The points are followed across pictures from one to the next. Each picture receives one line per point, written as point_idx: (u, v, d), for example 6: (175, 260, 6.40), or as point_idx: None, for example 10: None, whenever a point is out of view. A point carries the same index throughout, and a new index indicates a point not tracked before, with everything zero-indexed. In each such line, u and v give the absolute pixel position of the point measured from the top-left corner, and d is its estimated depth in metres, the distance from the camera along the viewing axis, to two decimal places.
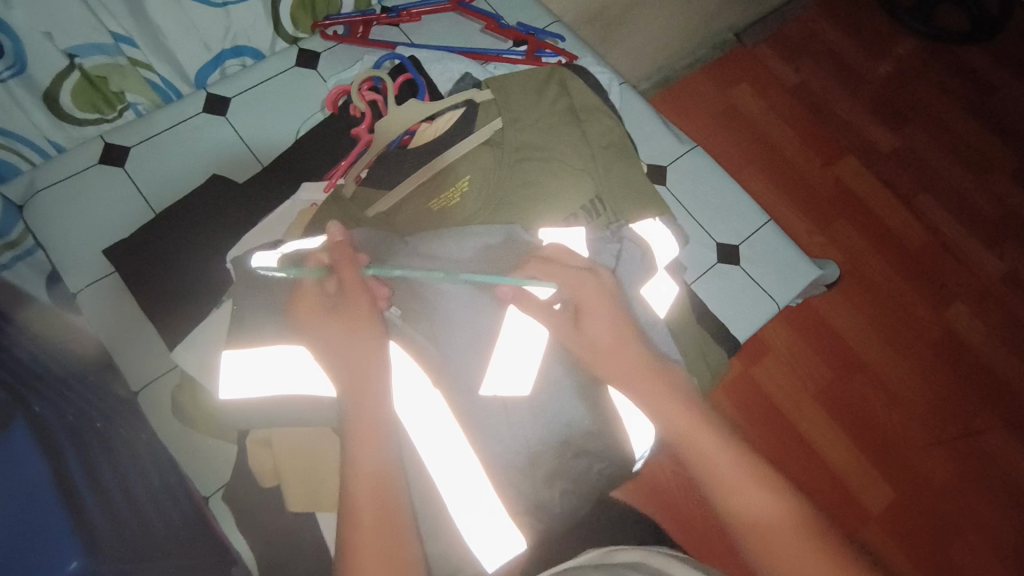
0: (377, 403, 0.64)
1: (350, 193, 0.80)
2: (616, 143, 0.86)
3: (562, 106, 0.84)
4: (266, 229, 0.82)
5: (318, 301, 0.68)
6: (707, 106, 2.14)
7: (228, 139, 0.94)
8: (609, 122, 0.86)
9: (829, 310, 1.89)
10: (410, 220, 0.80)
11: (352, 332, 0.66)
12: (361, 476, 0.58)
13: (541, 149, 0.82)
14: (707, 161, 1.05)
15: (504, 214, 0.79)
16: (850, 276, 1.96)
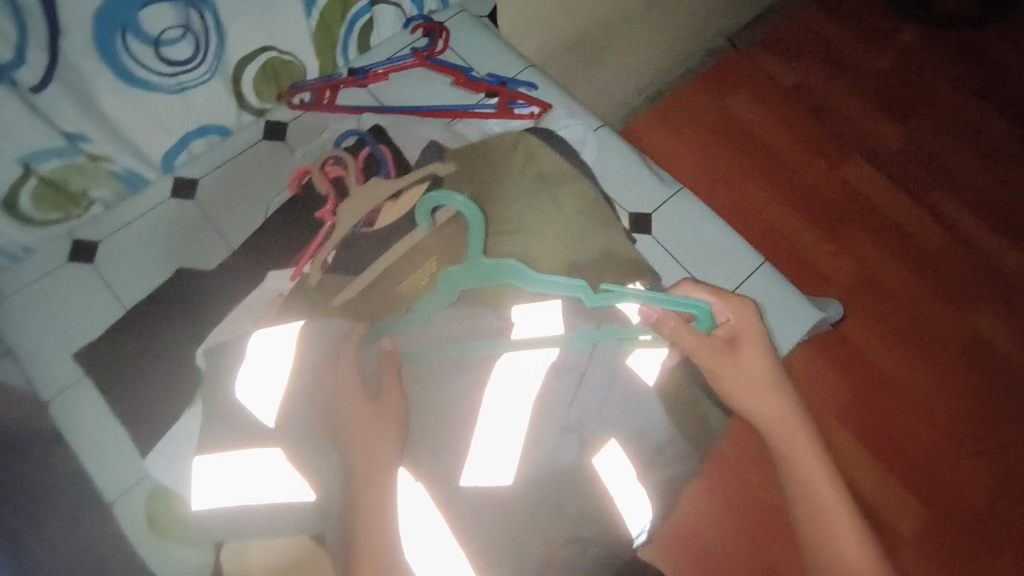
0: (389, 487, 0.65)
1: (316, 282, 0.76)
2: (590, 209, 0.80)
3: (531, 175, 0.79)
4: (235, 319, 0.80)
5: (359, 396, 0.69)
6: (703, 119, 2.06)
7: (198, 223, 0.93)
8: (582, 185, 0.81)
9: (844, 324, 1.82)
10: (380, 306, 0.77)
11: (379, 423, 0.68)
12: (369, 560, 0.62)
13: (510, 224, 0.77)
14: (695, 204, 1.00)
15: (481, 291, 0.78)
16: (865, 287, 1.87)
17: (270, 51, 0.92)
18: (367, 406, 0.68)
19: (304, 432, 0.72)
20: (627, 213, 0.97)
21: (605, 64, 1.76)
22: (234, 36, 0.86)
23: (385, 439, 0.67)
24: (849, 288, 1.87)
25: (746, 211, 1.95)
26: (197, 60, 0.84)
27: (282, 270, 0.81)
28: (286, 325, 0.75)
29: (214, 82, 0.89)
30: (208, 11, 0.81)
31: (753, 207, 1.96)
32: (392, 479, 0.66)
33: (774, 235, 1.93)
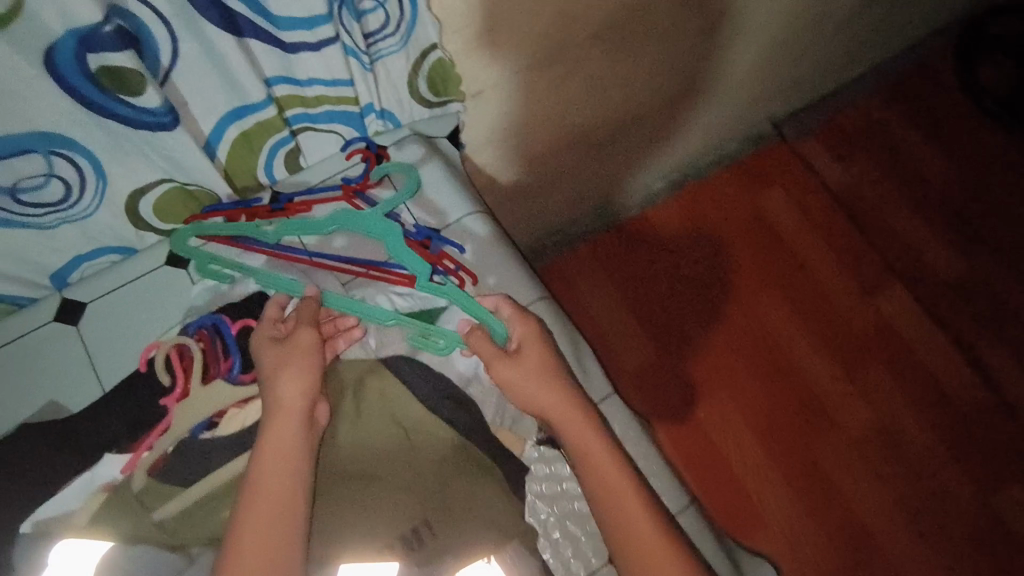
0: (289, 415, 0.68)
1: (139, 487, 0.68)
2: (452, 467, 0.72)
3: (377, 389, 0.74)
4: (62, 499, 0.73)
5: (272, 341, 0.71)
6: (725, 218, 1.82)
7: (75, 356, 0.87)
8: (442, 435, 0.72)
9: (843, 485, 1.55)
10: (201, 529, 0.69)
11: (292, 360, 0.69)
12: (268, 475, 0.65)
13: (361, 483, 0.70)
14: (623, 418, 0.84)
15: (336, 542, 0.67)
16: (882, 445, 1.58)
17: (171, 183, 0.83)
18: (272, 345, 0.70)
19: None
20: None
21: (622, 156, 1.56)
22: (118, 175, 0.78)
23: (295, 379, 0.69)
24: (859, 440, 1.59)
25: (753, 334, 1.70)
26: (74, 200, 0.76)
27: (118, 455, 0.75)
28: (85, 540, 0.66)
29: (102, 213, 0.81)
30: (81, 156, 0.72)
31: (763, 329, 1.70)
32: (296, 410, 0.68)
33: (782, 368, 1.66)
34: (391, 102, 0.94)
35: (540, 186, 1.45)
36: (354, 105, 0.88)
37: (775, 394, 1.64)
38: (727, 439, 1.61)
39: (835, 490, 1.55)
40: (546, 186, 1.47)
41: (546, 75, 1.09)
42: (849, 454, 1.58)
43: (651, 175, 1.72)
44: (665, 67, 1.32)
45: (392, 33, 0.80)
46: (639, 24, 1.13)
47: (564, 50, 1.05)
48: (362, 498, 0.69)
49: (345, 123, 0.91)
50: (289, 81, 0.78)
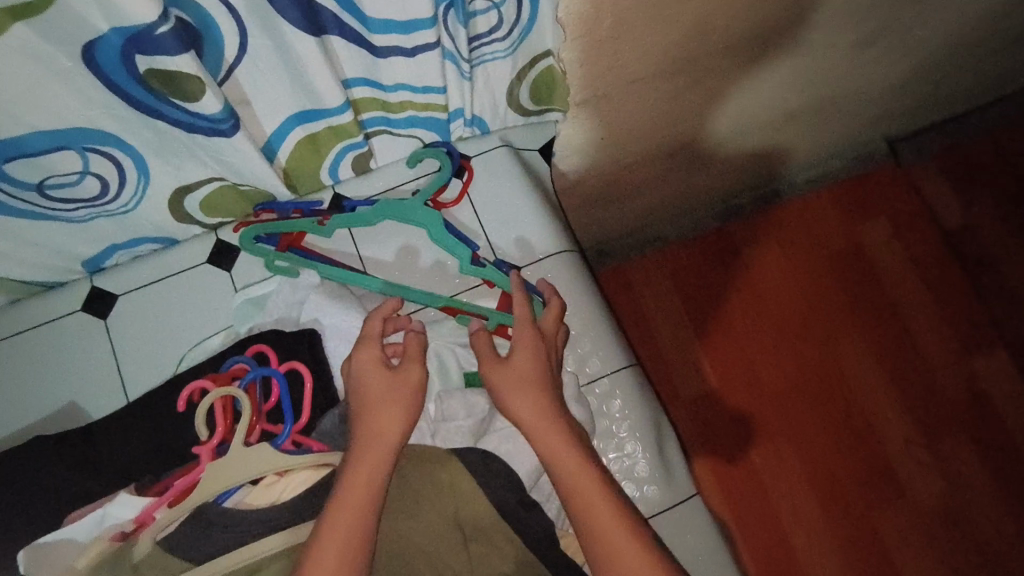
0: (380, 453, 0.57)
1: (140, 555, 0.58)
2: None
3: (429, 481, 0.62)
4: (68, 531, 0.64)
5: (377, 362, 0.62)
6: (816, 243, 1.60)
7: (99, 354, 0.78)
8: (506, 547, 0.61)
9: (905, 563, 1.37)
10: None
11: (393, 397, 0.60)
12: (336, 526, 0.52)
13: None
14: (699, 523, 0.73)
15: None
16: (955, 531, 1.39)
17: (222, 181, 0.73)
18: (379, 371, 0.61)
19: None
20: None
21: (718, 168, 1.37)
22: (163, 171, 0.67)
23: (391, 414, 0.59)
24: (930, 515, 1.40)
25: (830, 380, 1.50)
26: (113, 195, 0.66)
27: (133, 496, 0.64)
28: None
29: (143, 206, 0.71)
30: (122, 152, 0.61)
31: (841, 375, 1.50)
32: (387, 449, 0.57)
33: (856, 424, 1.46)
34: (483, 109, 0.81)
35: (621, 193, 1.28)
36: (442, 112, 0.75)
37: (843, 451, 1.44)
38: (783, 493, 1.41)
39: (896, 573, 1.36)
40: (628, 193, 1.29)
41: (660, 88, 0.92)
42: (916, 530, 1.39)
43: (744, 184, 1.50)
44: (797, 78, 1.12)
45: (501, 38, 0.66)
46: (780, 33, 0.94)
47: (692, 59, 0.87)
48: None
49: (427, 129, 0.79)
50: (371, 83, 0.66)
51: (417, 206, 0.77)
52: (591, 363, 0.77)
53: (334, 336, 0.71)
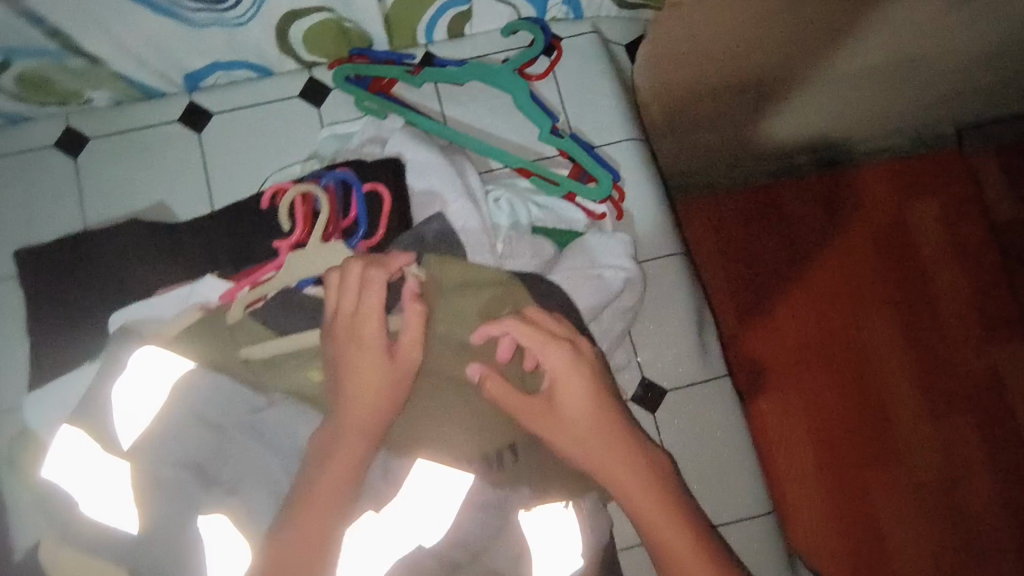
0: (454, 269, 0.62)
1: (232, 320, 0.67)
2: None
3: (481, 303, 0.64)
4: (157, 303, 0.73)
5: (378, 340, 0.59)
6: (863, 214, 1.60)
7: (190, 164, 0.83)
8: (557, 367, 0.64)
9: (889, 524, 1.42)
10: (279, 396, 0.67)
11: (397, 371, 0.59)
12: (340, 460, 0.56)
13: (455, 389, 0.63)
14: (724, 403, 0.78)
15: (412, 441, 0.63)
16: (942, 505, 1.43)
17: (328, 13, 0.76)
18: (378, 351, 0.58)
19: (164, 471, 0.65)
20: (644, 379, 0.78)
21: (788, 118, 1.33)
22: None
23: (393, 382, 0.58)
24: (922, 484, 1.44)
25: (851, 349, 1.51)
26: (231, 4, 0.71)
27: (219, 279, 0.72)
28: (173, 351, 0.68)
29: (253, 25, 0.75)
30: None
31: (862, 348, 1.51)
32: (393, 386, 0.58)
33: (868, 395, 1.48)
34: None
35: (683, 124, 1.26)
36: None
37: (851, 418, 1.47)
38: (785, 443, 1.46)
39: (878, 534, 1.41)
40: (689, 125, 1.25)
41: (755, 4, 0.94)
42: (905, 495, 1.43)
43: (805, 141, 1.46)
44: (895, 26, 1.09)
45: None
46: None
47: None
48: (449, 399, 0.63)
49: None
50: None
51: (505, 73, 0.81)
52: (643, 245, 0.81)
53: (413, 167, 0.75)
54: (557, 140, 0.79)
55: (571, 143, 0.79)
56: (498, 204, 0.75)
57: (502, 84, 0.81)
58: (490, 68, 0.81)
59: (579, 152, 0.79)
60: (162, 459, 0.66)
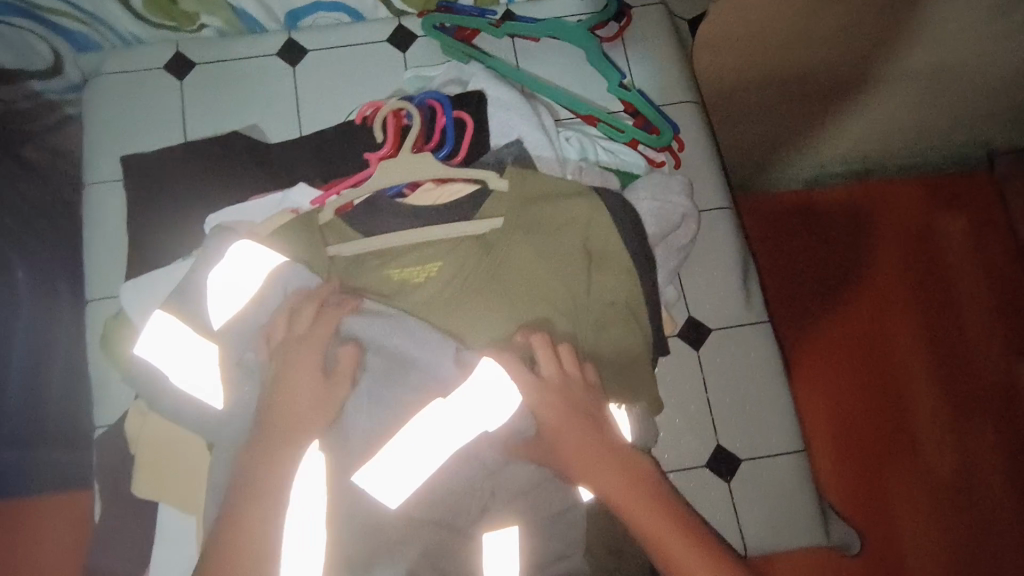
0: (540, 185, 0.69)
1: (324, 221, 0.73)
2: (620, 311, 0.68)
3: (556, 213, 0.68)
4: (252, 206, 0.78)
5: (313, 369, 0.64)
6: (889, 211, 1.35)
7: (282, 91, 0.90)
8: (623, 274, 0.68)
9: (905, 551, 1.15)
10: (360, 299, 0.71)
11: (322, 404, 0.64)
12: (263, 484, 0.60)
13: (526, 292, 0.68)
14: (763, 346, 0.83)
15: (485, 336, 0.69)
16: (980, 548, 1.16)
17: None
18: (314, 379, 0.64)
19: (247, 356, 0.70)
20: (689, 318, 0.83)
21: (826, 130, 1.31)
22: None
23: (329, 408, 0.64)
24: (942, 510, 1.17)
25: (874, 362, 1.26)
26: None
27: (310, 187, 0.79)
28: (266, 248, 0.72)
29: None
30: None
31: (889, 360, 1.26)
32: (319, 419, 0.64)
33: (892, 412, 1.22)
34: None
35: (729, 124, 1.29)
36: None
37: (875, 432, 1.21)
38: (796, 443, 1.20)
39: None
40: (733, 115, 1.28)
41: None
42: (926, 523, 1.16)
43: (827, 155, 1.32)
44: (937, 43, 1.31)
45: None
46: None
47: None
48: (517, 302, 0.68)
49: None
50: None
51: (579, 31, 0.87)
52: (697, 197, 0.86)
53: (494, 100, 0.81)
54: (625, 92, 0.86)
55: (638, 96, 0.85)
56: (569, 142, 0.82)
57: (576, 40, 0.87)
58: (565, 26, 0.87)
59: (644, 105, 0.85)
60: (245, 342, 0.71)
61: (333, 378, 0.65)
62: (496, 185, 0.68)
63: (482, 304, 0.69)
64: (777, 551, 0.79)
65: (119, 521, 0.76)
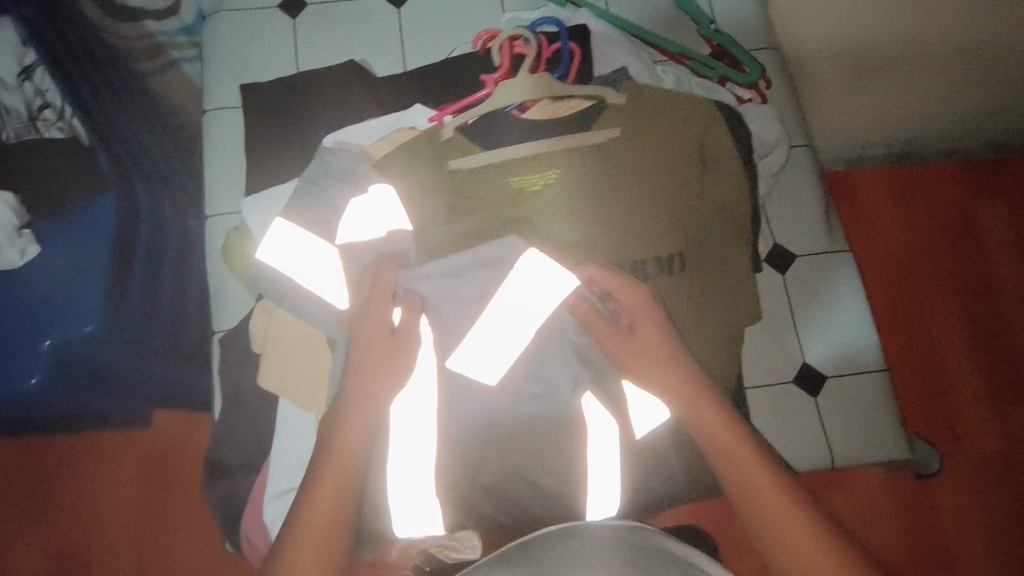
0: (654, 102, 0.74)
1: (446, 137, 0.76)
2: (727, 222, 0.75)
3: (666, 126, 0.74)
4: (368, 126, 0.84)
5: (382, 325, 0.70)
6: (928, 203, 1.41)
7: (387, 30, 0.95)
8: (732, 184, 0.75)
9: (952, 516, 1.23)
10: (477, 207, 0.75)
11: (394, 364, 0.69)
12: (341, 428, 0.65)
13: (643, 197, 0.73)
14: (844, 273, 0.88)
15: (601, 240, 0.74)
16: (1005, 511, 1.23)
17: None
18: (380, 338, 0.69)
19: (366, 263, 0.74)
20: (775, 244, 0.88)
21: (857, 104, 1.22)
22: None
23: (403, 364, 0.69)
24: (983, 479, 1.25)
25: (912, 340, 1.34)
26: None
27: (427, 109, 0.83)
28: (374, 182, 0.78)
29: None
30: None
31: (925, 338, 1.34)
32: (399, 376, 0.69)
33: (929, 394, 1.31)
34: None
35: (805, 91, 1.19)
36: None
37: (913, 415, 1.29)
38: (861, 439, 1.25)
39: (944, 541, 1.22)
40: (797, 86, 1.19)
41: None
42: (968, 489, 1.24)
43: (872, 140, 1.33)
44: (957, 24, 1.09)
45: None
46: None
47: None
48: (630, 207, 0.73)
49: None
50: None
51: None
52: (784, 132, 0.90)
53: (598, 35, 0.86)
54: (716, 34, 0.91)
55: (728, 38, 0.90)
56: (666, 74, 0.86)
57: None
58: None
59: (734, 46, 0.91)
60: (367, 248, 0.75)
61: (399, 334, 0.70)
62: (614, 98, 0.73)
63: (596, 209, 0.74)
64: (860, 465, 0.83)
65: (240, 416, 0.80)
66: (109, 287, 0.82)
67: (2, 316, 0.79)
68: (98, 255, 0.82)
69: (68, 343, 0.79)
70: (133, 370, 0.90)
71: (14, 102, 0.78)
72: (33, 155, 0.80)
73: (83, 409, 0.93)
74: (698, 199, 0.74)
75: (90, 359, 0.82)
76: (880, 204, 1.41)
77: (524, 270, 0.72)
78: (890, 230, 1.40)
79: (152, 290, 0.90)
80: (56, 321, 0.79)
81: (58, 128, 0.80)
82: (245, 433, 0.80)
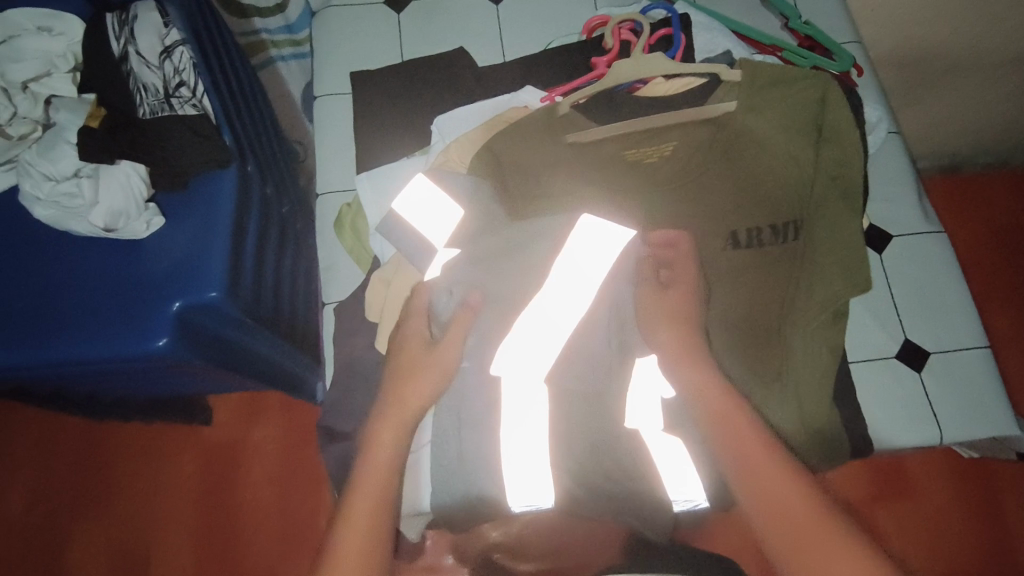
0: (767, 76, 0.76)
1: (563, 112, 0.76)
2: (840, 193, 0.78)
3: (782, 98, 0.76)
4: (479, 105, 0.88)
5: (422, 331, 0.71)
6: (999, 213, 1.38)
7: (489, 23, 1.00)
8: (848, 150, 0.78)
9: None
10: (590, 179, 0.77)
11: (423, 374, 0.69)
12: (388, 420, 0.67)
13: (762, 165, 0.76)
14: (939, 255, 0.89)
15: (724, 207, 0.76)
16: None
17: None
18: (422, 350, 0.70)
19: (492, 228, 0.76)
20: (871, 225, 0.90)
21: (918, 112, 1.25)
22: None
23: (432, 370, 0.69)
24: None
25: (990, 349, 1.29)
26: None
27: (538, 90, 0.87)
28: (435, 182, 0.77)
29: None
30: None
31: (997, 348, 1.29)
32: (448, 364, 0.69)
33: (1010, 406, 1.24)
34: None
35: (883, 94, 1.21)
36: None
37: None
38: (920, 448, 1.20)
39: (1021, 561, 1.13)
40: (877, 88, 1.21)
41: None
42: None
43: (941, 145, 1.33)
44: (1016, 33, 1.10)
45: None
46: None
47: None
48: (747, 175, 0.76)
49: None
50: None
51: None
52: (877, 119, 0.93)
53: (698, 24, 0.91)
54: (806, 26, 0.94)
55: (819, 31, 0.94)
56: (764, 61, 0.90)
57: None
58: None
59: (825, 37, 0.94)
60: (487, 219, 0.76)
61: (436, 347, 0.70)
62: (730, 76, 0.75)
63: (710, 178, 0.76)
64: (968, 442, 0.83)
65: (350, 384, 0.82)
66: (230, 255, 0.85)
67: (125, 284, 0.82)
68: (221, 224, 0.86)
69: (195, 305, 0.82)
70: (242, 342, 0.92)
71: (152, 78, 0.80)
72: (150, 133, 0.81)
73: (178, 381, 0.96)
74: (816, 165, 0.78)
75: (208, 323, 0.85)
76: (949, 211, 1.39)
77: (585, 229, 0.73)
78: (963, 239, 1.37)
79: (259, 266, 0.94)
80: (184, 285, 0.82)
81: (191, 105, 0.82)
82: (354, 399, 0.81)
